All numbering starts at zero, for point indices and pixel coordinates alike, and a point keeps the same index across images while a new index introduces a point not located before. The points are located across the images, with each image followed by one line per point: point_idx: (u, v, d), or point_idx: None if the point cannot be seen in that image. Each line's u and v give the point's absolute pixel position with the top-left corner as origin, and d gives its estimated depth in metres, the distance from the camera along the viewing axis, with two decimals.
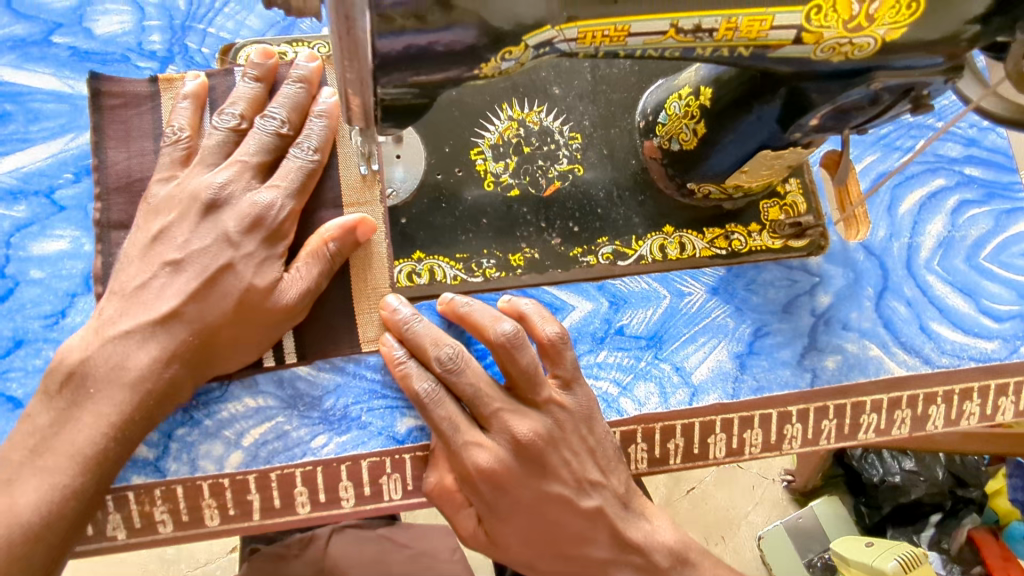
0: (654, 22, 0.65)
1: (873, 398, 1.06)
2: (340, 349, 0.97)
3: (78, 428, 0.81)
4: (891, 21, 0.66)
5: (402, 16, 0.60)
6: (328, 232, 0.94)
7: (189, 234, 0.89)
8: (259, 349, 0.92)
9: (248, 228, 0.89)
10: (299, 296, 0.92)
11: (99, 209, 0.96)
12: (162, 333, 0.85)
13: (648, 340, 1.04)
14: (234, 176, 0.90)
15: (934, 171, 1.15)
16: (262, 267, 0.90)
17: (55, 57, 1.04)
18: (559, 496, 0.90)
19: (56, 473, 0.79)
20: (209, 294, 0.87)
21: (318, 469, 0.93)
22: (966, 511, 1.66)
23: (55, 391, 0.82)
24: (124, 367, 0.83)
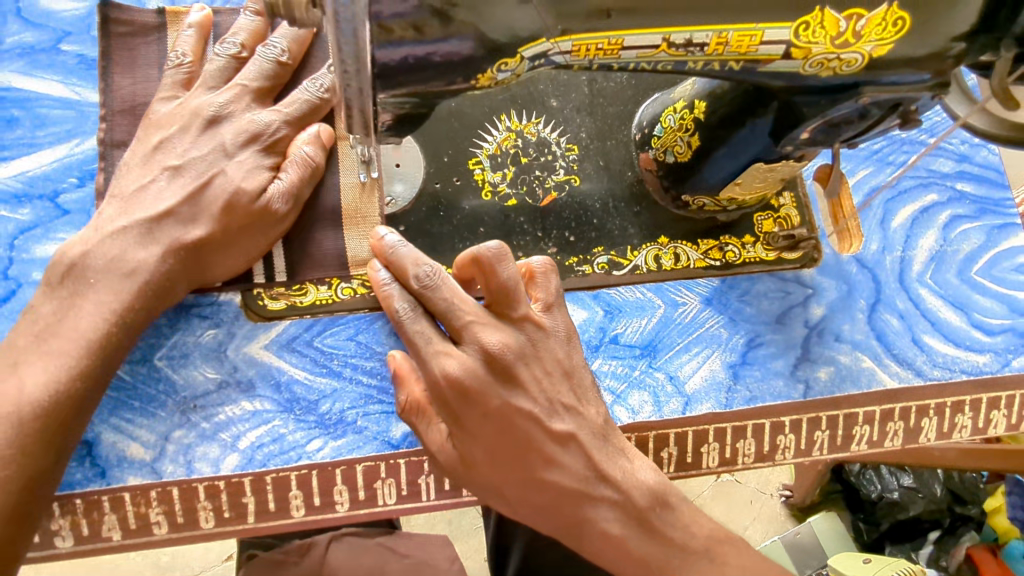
0: (647, 36, 0.67)
1: (866, 410, 1.07)
2: (329, 269, 1.00)
3: (82, 313, 0.85)
4: (878, 37, 0.67)
5: (402, 27, 0.62)
6: (301, 138, 0.98)
7: (188, 144, 0.94)
8: (247, 259, 0.96)
9: (244, 142, 0.95)
10: (282, 202, 0.95)
11: (103, 129, 1.01)
12: (156, 231, 0.89)
13: (642, 349, 1.05)
14: (234, 98, 0.96)
15: (926, 186, 1.17)
16: (251, 173, 0.94)
17: (63, 64, 1.05)
18: (530, 411, 0.85)
19: (61, 356, 0.82)
20: (202, 197, 0.91)
21: (313, 472, 0.94)
22: (965, 529, 1.66)
23: (55, 283, 0.86)
24: (123, 260, 0.87)
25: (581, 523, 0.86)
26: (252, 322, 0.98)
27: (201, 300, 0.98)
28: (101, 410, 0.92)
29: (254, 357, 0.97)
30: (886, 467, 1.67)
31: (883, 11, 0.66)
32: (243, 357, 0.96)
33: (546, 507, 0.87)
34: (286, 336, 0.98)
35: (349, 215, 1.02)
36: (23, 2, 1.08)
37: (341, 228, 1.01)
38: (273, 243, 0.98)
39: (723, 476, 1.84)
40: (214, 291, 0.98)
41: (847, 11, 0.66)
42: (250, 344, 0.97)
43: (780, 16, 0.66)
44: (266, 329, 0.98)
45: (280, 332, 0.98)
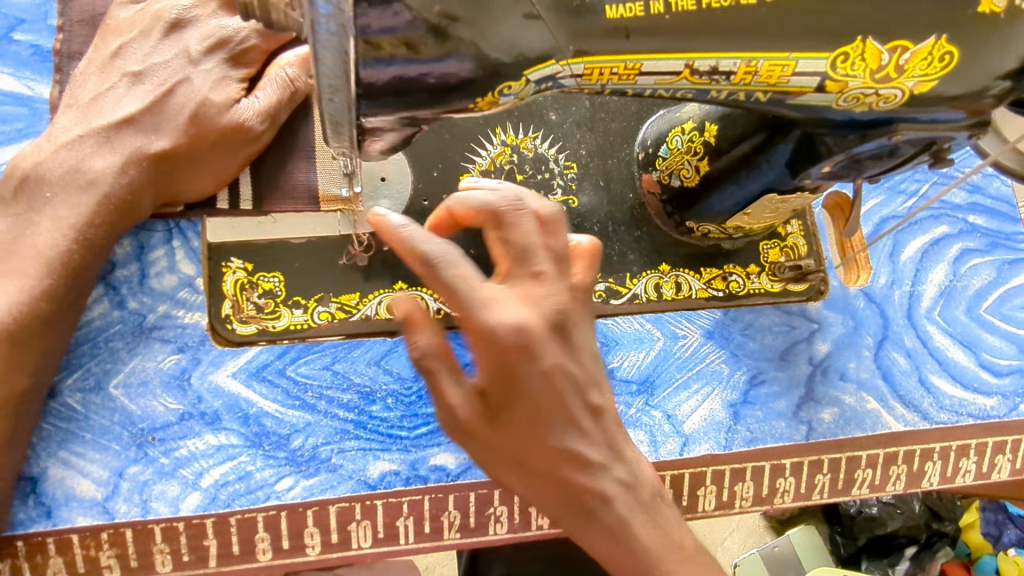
0: (669, 61, 0.60)
1: (869, 453, 1.02)
2: (299, 204, 0.93)
3: (38, 232, 0.80)
4: (922, 73, 0.60)
5: (393, 42, 0.53)
6: (285, 59, 0.93)
7: (150, 50, 0.89)
8: (215, 181, 0.89)
9: (209, 48, 0.90)
10: (257, 120, 0.89)
11: (60, 39, 0.95)
12: (114, 139, 0.84)
13: (638, 386, 0.99)
14: (200, 3, 0.91)
15: (938, 218, 1.12)
16: (218, 84, 0.89)
17: (15, 55, 0.96)
18: (562, 366, 0.57)
19: (22, 274, 0.78)
20: (165, 104, 0.86)
21: (282, 513, 0.87)
22: (941, 544, 1.60)
23: (8, 198, 0.81)
24: (80, 171, 0.82)
25: (583, 504, 0.60)
26: (219, 347, 0.90)
27: (163, 323, 0.89)
28: (49, 443, 0.84)
29: (221, 387, 0.89)
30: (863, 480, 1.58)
31: (930, 44, 0.59)
32: (208, 387, 0.88)
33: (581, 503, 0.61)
34: (256, 364, 0.90)
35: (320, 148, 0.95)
36: None
37: (313, 159, 0.95)
38: (241, 169, 0.91)
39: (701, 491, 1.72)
40: (177, 312, 0.90)
41: (891, 43, 0.59)
42: (217, 372, 0.89)
43: (817, 45, 0.59)
44: (234, 354, 0.90)
45: (249, 359, 0.90)
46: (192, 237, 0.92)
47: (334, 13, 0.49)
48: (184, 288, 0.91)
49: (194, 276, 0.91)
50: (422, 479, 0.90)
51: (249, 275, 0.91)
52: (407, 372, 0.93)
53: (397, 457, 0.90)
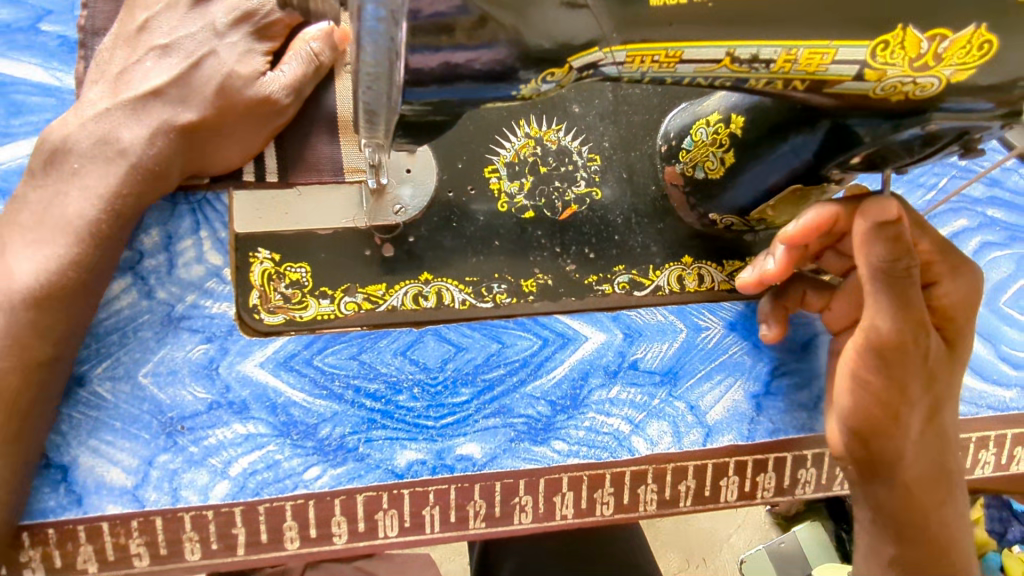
0: (711, 50, 0.60)
1: None
2: (322, 173, 0.95)
3: (68, 201, 0.81)
4: (959, 61, 0.61)
5: (445, 25, 0.54)
6: (308, 34, 0.94)
7: (177, 22, 0.90)
8: (241, 151, 0.90)
9: (235, 21, 0.90)
10: (283, 93, 0.90)
11: (85, 16, 0.96)
12: (142, 110, 0.84)
13: (662, 376, 0.98)
14: None
15: (957, 212, 1.12)
16: (245, 57, 0.90)
17: (43, 46, 0.96)
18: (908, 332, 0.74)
19: (52, 245, 0.79)
20: (193, 76, 0.87)
21: (310, 502, 0.87)
22: None
23: (40, 171, 0.82)
24: (110, 140, 0.82)
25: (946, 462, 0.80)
26: (247, 337, 0.90)
27: (191, 313, 0.89)
28: (79, 431, 0.84)
29: (249, 377, 0.89)
30: None
31: (970, 33, 0.60)
32: (236, 376, 0.89)
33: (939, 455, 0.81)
34: (284, 354, 0.90)
35: (344, 120, 0.96)
36: None
37: (337, 133, 0.96)
38: (265, 142, 0.93)
39: None
40: (205, 302, 0.90)
41: (931, 31, 0.59)
42: (244, 362, 0.89)
43: (858, 33, 0.59)
44: (261, 344, 0.90)
45: (277, 349, 0.90)
46: (219, 228, 0.92)
47: (385, 0, 0.50)
48: (211, 278, 0.91)
49: (222, 266, 0.91)
50: (449, 468, 0.91)
51: (276, 266, 0.92)
52: (432, 362, 0.93)
53: (423, 446, 0.90)
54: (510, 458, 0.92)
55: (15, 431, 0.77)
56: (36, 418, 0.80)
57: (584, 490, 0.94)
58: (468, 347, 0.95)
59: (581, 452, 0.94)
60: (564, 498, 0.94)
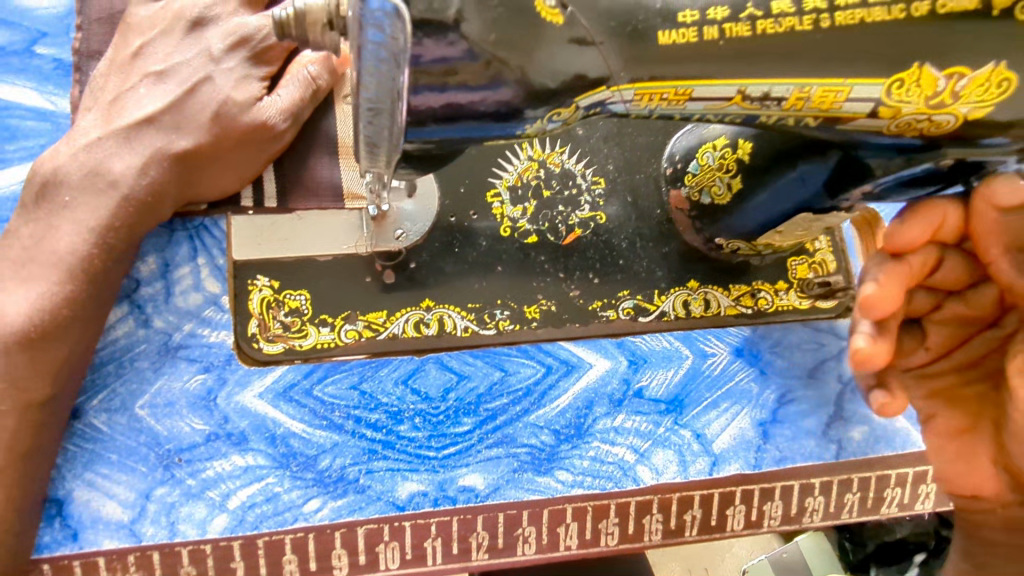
0: (721, 87, 0.59)
1: (899, 471, 1.01)
2: (323, 201, 0.93)
3: (60, 235, 0.79)
4: (977, 99, 0.59)
5: (447, 68, 0.52)
6: (305, 58, 0.93)
7: (172, 48, 0.88)
8: (239, 179, 0.89)
9: (232, 46, 0.89)
10: (280, 118, 0.89)
11: (78, 38, 0.94)
12: (134, 138, 0.82)
13: (668, 404, 0.97)
14: (222, 3, 0.91)
15: None
16: (241, 83, 0.88)
17: (37, 69, 0.94)
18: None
19: (42, 281, 0.77)
20: (187, 103, 0.85)
21: (310, 535, 0.86)
22: None
23: (32, 205, 0.81)
24: (102, 172, 0.81)
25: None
26: (246, 366, 0.88)
27: (189, 341, 0.88)
28: (74, 464, 0.82)
29: (247, 408, 0.87)
30: None
31: (987, 71, 0.57)
32: (234, 407, 0.87)
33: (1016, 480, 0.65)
34: (283, 384, 0.89)
35: (345, 144, 0.95)
36: None
37: (337, 156, 0.94)
38: (263, 166, 0.91)
39: None
40: (203, 330, 0.88)
41: (948, 69, 0.57)
42: (243, 392, 0.87)
43: (873, 71, 0.58)
44: (260, 373, 0.89)
45: (276, 379, 0.89)
46: (217, 254, 0.91)
47: (387, 40, 0.49)
48: (209, 306, 0.89)
49: (221, 295, 0.90)
50: (451, 500, 0.89)
51: (275, 293, 0.90)
52: (434, 392, 0.92)
53: (425, 477, 0.89)
54: (513, 489, 0.91)
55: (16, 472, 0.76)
56: (37, 458, 0.79)
57: (588, 520, 0.93)
58: (471, 375, 0.93)
59: (585, 482, 0.92)
60: (568, 528, 0.93)
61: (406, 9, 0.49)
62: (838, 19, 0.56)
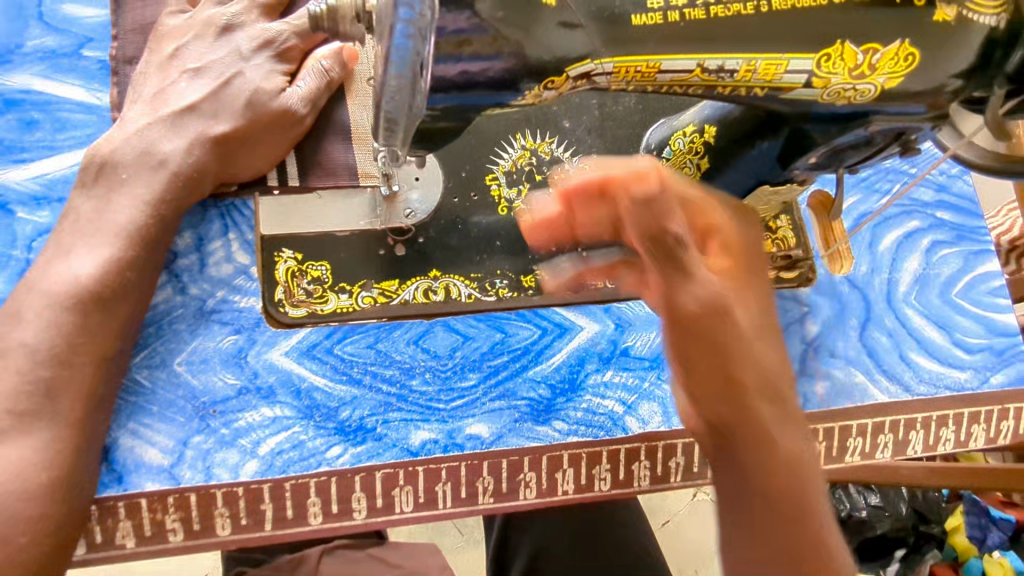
0: (683, 60, 0.71)
1: (859, 422, 1.14)
2: (340, 180, 1.04)
3: (118, 207, 0.90)
4: (890, 70, 0.72)
5: (463, 42, 0.65)
6: (319, 53, 1.03)
7: (205, 50, 1.00)
8: (269, 159, 1.00)
9: (258, 47, 1.01)
10: (302, 105, 1.01)
11: (116, 46, 1.06)
12: (179, 125, 0.94)
13: (651, 362, 1.08)
14: (245, 10, 1.03)
15: (909, 214, 1.25)
16: (269, 76, 1.00)
17: (84, 70, 1.06)
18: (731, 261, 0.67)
19: (106, 248, 0.88)
20: (223, 94, 0.97)
21: (333, 479, 0.95)
22: (928, 547, 1.81)
23: (91, 180, 0.92)
24: (151, 153, 0.93)
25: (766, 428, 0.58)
26: (274, 328, 0.98)
27: (221, 307, 0.98)
28: (120, 415, 0.91)
29: (275, 364, 0.97)
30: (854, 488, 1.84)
31: (896, 47, 0.71)
32: (263, 364, 0.97)
33: (793, 456, 0.58)
34: (306, 344, 0.99)
35: (359, 132, 1.06)
36: (46, 7, 1.08)
37: (352, 142, 1.06)
38: (287, 151, 1.02)
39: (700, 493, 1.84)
40: (234, 297, 0.99)
41: (865, 45, 0.71)
42: (271, 351, 0.97)
43: (804, 48, 0.71)
44: (286, 334, 0.98)
45: (300, 339, 0.99)
46: (246, 230, 1.02)
47: (415, 19, 0.61)
48: (240, 275, 1.00)
49: (250, 265, 1.00)
50: (459, 446, 0.99)
51: (299, 264, 1.00)
52: (442, 350, 1.02)
53: (436, 426, 0.99)
54: (514, 437, 1.01)
55: (89, 419, 0.86)
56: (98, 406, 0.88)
57: (583, 466, 1.03)
58: (475, 336, 1.04)
59: (579, 431, 1.03)
60: (565, 473, 1.03)
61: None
62: (773, 6, 0.69)
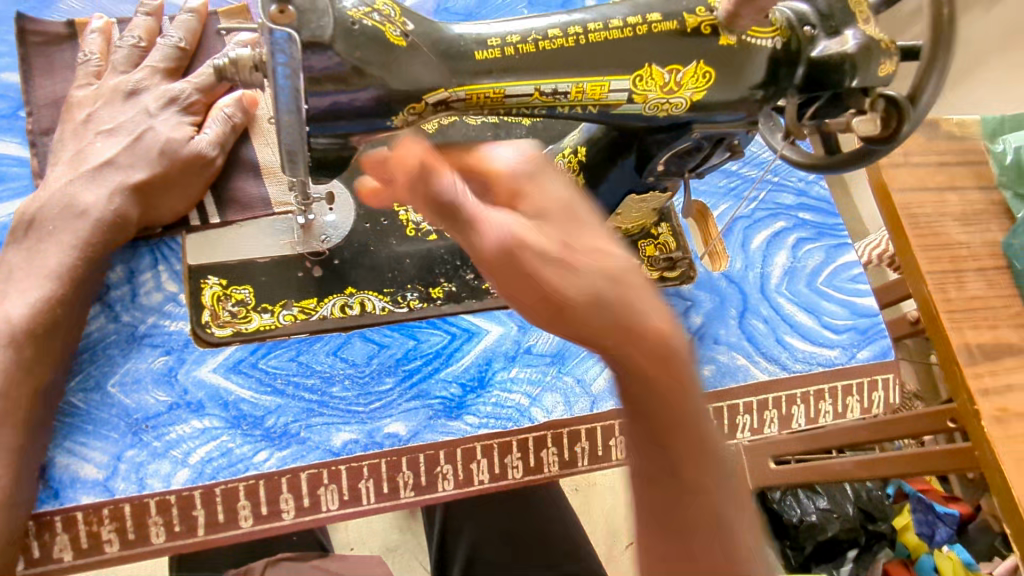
0: (521, 86, 0.86)
1: (744, 401, 1.27)
2: (256, 211, 1.16)
3: (47, 254, 1.00)
4: (693, 86, 0.88)
5: (331, 80, 0.78)
6: (222, 102, 1.15)
7: (115, 112, 1.11)
8: (187, 200, 1.12)
9: (164, 105, 1.12)
10: (211, 149, 1.12)
11: (31, 120, 1.17)
12: (99, 177, 1.05)
13: (552, 357, 1.21)
14: (147, 77, 1.14)
15: (775, 216, 1.43)
16: (177, 127, 1.11)
17: (21, 128, 1.17)
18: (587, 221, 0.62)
19: (39, 289, 0.97)
20: (136, 148, 1.08)
21: (261, 482, 1.03)
22: (879, 545, 2.12)
23: (21, 236, 1.02)
24: (74, 204, 1.03)
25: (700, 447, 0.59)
26: (201, 348, 1.08)
27: (153, 331, 1.07)
28: (57, 434, 0.99)
29: (203, 380, 1.06)
30: (803, 494, 2.14)
31: (693, 67, 0.87)
32: (192, 380, 1.06)
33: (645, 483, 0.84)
34: (233, 360, 1.08)
35: (268, 167, 1.19)
36: None
37: (263, 176, 1.19)
38: (204, 192, 1.15)
39: None
40: (165, 322, 1.08)
41: (668, 66, 0.87)
42: (200, 368, 1.07)
43: (620, 70, 0.86)
44: (213, 353, 1.08)
45: (226, 356, 1.08)
46: (175, 262, 1.12)
47: (289, 62, 0.76)
48: (169, 302, 1.10)
49: (178, 293, 1.10)
50: (379, 444, 1.09)
51: (224, 288, 1.11)
52: (360, 359, 1.13)
53: (356, 428, 1.09)
54: (430, 432, 1.11)
55: (30, 444, 0.94)
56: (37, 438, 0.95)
57: (496, 456, 1.13)
58: (390, 345, 1.15)
59: (489, 423, 1.14)
60: (479, 464, 1.13)
61: (297, 35, 0.75)
62: (590, 38, 0.85)
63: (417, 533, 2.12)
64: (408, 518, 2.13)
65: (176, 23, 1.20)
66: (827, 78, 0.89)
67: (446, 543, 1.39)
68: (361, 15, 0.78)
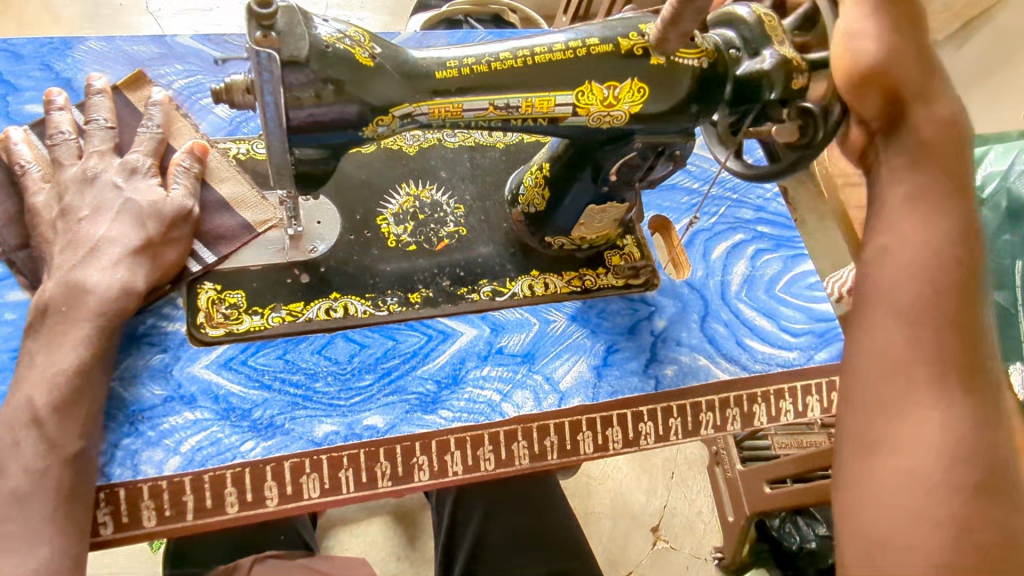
0: (477, 101, 0.99)
1: (707, 399, 1.34)
2: (240, 236, 1.25)
3: (69, 329, 1.04)
4: (630, 100, 1.01)
5: (303, 96, 0.90)
6: (178, 155, 1.23)
7: (90, 196, 1.14)
8: (183, 248, 1.19)
9: (129, 175, 1.17)
10: (189, 201, 1.20)
11: None
12: (97, 256, 1.09)
13: (523, 357, 1.29)
14: (100, 162, 1.17)
15: (735, 229, 1.52)
16: (156, 194, 1.17)
17: None
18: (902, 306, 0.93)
19: (60, 361, 1.02)
20: (127, 219, 1.13)
21: (246, 469, 1.11)
22: None
23: (39, 323, 1.06)
24: (81, 284, 1.07)
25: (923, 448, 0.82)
26: (196, 346, 1.18)
27: (151, 331, 1.18)
28: None
29: (197, 375, 1.16)
30: (802, 520, 2.18)
31: (629, 83, 1.00)
32: (186, 375, 1.15)
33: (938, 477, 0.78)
34: (224, 357, 1.18)
35: (235, 199, 1.28)
36: None
37: (235, 208, 1.27)
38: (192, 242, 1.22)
39: (658, 544, 2.30)
40: (163, 323, 1.19)
41: (606, 82, 1.00)
42: (193, 364, 1.16)
43: (564, 87, 0.99)
44: (206, 351, 1.18)
45: (218, 354, 1.18)
46: None
47: (271, 78, 0.88)
48: (167, 305, 1.20)
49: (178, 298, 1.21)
50: (358, 435, 1.17)
51: (218, 293, 1.21)
52: (342, 356, 1.22)
53: (337, 420, 1.17)
54: (406, 424, 1.19)
55: (64, 510, 0.97)
56: (78, 502, 0.99)
57: (468, 449, 1.21)
58: (370, 344, 1.24)
59: (462, 416, 1.22)
60: (453, 455, 1.20)
61: (276, 54, 0.86)
62: (539, 58, 0.98)
63: (416, 561, 2.15)
64: (406, 546, 2.16)
65: (94, 107, 1.22)
66: (751, 91, 1.00)
67: (453, 528, 1.53)
68: (334, 40, 0.91)
